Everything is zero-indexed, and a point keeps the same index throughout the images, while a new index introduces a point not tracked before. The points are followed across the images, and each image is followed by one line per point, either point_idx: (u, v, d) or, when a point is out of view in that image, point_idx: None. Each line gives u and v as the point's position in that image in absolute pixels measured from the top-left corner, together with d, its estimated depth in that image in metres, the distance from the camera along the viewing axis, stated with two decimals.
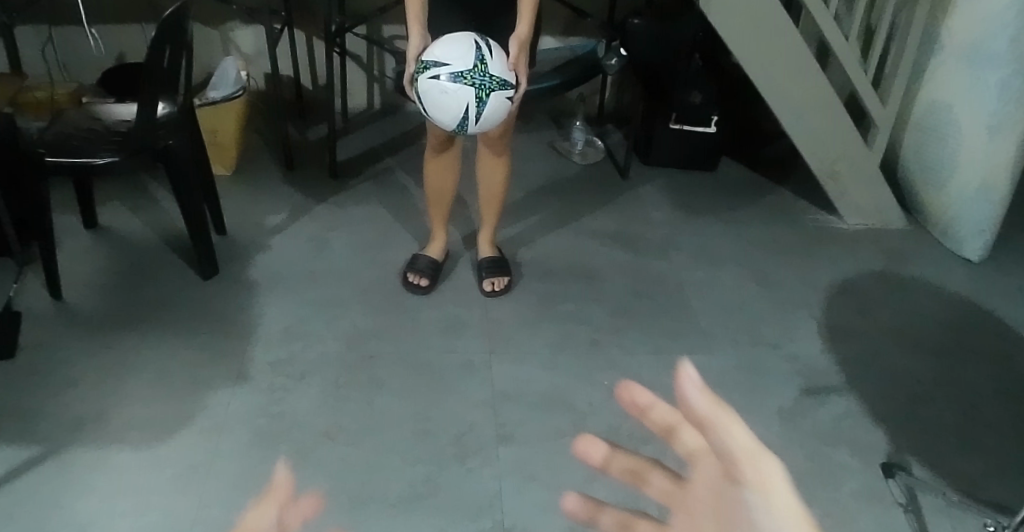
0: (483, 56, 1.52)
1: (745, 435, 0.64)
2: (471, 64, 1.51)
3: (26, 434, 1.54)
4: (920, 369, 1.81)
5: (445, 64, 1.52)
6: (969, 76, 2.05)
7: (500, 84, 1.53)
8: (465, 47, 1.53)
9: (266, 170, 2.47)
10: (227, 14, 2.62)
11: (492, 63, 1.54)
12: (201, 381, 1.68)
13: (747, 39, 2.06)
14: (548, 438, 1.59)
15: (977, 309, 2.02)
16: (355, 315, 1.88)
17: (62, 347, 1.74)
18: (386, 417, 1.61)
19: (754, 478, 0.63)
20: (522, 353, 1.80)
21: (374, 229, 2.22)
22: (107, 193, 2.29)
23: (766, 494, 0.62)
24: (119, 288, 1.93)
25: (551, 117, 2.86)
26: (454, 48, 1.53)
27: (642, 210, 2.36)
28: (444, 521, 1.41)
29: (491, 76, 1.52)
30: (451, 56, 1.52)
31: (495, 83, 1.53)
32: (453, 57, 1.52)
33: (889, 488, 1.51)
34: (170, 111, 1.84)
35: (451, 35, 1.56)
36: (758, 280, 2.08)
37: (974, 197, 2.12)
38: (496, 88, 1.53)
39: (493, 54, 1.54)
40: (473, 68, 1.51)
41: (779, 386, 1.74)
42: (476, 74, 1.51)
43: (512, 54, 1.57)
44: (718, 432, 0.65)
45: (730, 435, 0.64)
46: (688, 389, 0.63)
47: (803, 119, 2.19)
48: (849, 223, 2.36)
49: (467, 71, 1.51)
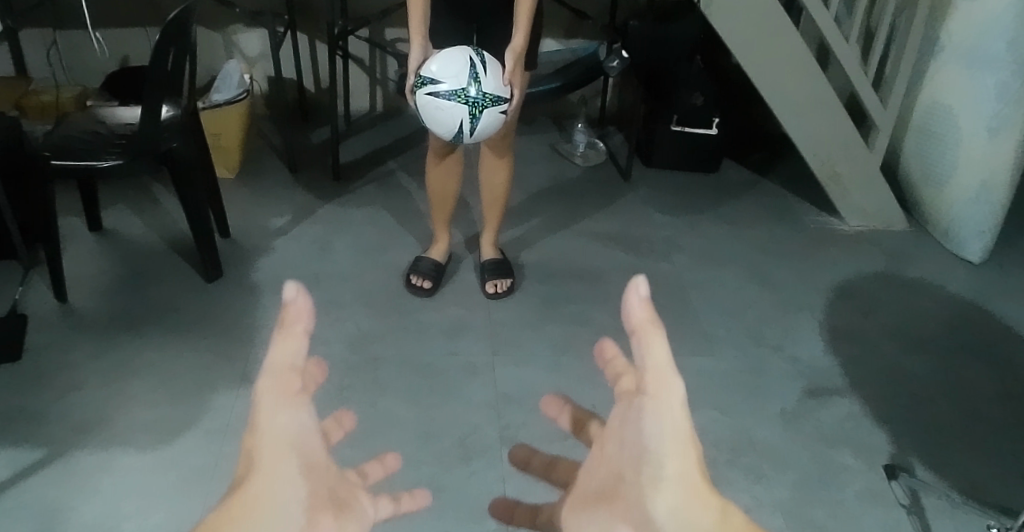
0: (477, 74, 1.54)
1: (660, 353, 0.63)
2: (465, 83, 1.54)
3: (32, 437, 1.55)
4: (922, 371, 1.82)
5: (441, 81, 1.55)
6: (969, 78, 2.06)
7: (494, 102, 1.57)
8: (461, 65, 1.55)
9: (270, 173, 2.48)
10: (231, 17, 2.63)
11: (487, 79, 1.56)
12: (206, 383, 1.69)
13: (749, 41, 2.07)
14: (552, 439, 1.59)
15: (979, 311, 2.03)
16: (359, 318, 1.89)
17: (68, 350, 1.75)
18: (390, 419, 1.62)
19: (655, 396, 0.63)
20: (526, 355, 1.80)
21: (377, 232, 2.22)
22: (112, 196, 2.29)
23: (659, 412, 0.63)
24: (124, 291, 1.94)
25: (553, 120, 2.87)
26: (449, 64, 1.56)
27: (644, 212, 2.36)
28: (448, 523, 1.42)
29: (485, 94, 1.56)
30: (447, 74, 1.55)
31: (488, 100, 1.56)
32: (448, 75, 1.55)
33: (893, 489, 1.52)
34: (174, 114, 1.85)
35: (448, 50, 1.57)
36: (761, 282, 2.09)
37: (974, 198, 2.13)
38: (490, 105, 1.57)
39: (487, 71, 1.56)
40: (468, 87, 1.54)
41: (781, 387, 1.75)
42: (470, 93, 1.54)
43: (507, 69, 1.59)
44: (638, 347, 0.63)
45: (644, 352, 0.63)
46: (629, 299, 0.62)
47: (805, 121, 2.20)
48: (850, 224, 2.36)
49: (461, 90, 1.55)
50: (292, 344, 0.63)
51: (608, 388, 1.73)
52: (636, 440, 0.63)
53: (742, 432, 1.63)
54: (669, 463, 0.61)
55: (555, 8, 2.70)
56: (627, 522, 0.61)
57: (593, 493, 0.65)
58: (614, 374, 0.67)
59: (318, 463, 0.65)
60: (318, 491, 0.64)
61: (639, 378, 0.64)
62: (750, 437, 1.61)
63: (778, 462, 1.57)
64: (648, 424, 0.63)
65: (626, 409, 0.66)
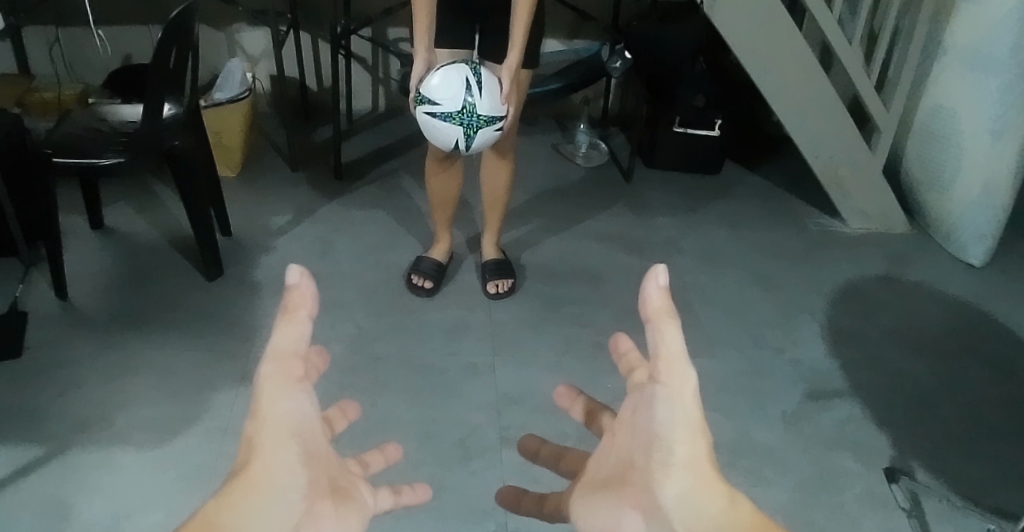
0: (470, 99, 1.55)
1: (674, 338, 0.65)
2: (459, 107, 1.56)
3: (31, 435, 1.55)
4: (924, 375, 1.81)
5: (437, 102, 1.58)
6: (971, 81, 2.06)
7: (488, 123, 1.59)
8: (457, 86, 1.56)
9: (272, 172, 2.48)
10: (234, 15, 2.63)
11: (482, 101, 1.57)
12: (206, 382, 1.68)
13: (752, 42, 2.07)
14: (552, 440, 1.59)
15: (980, 314, 2.02)
16: (359, 317, 1.88)
17: (67, 348, 1.75)
18: (390, 419, 1.61)
19: (668, 381, 0.66)
20: (527, 356, 1.80)
21: (378, 232, 2.22)
22: (113, 194, 2.29)
23: (671, 396, 0.65)
24: (125, 289, 1.94)
25: (555, 120, 2.87)
26: (445, 85, 1.57)
27: (646, 214, 2.36)
28: (447, 523, 1.42)
29: (478, 116, 1.57)
30: (444, 95, 1.57)
31: (482, 122, 1.59)
32: (444, 98, 1.57)
33: (893, 493, 1.51)
34: (176, 113, 1.82)
35: (445, 68, 1.58)
36: (763, 285, 2.08)
37: (975, 201, 2.13)
38: (483, 126, 1.59)
39: (482, 92, 1.57)
40: (461, 111, 1.57)
41: (783, 390, 1.74)
42: (463, 116, 1.57)
43: (506, 91, 1.60)
44: (652, 332, 0.66)
45: (658, 337, 0.66)
46: (649, 284, 0.65)
47: (808, 123, 2.19)
48: (852, 227, 2.36)
49: (456, 113, 1.57)
50: (296, 328, 0.66)
51: (609, 389, 1.72)
52: (647, 428, 0.65)
53: (743, 435, 1.62)
54: (679, 449, 0.63)
55: (557, 8, 2.69)
56: (637, 506, 0.61)
57: (602, 480, 0.67)
58: (628, 365, 0.70)
59: (317, 450, 0.67)
60: (318, 480, 0.65)
61: (653, 366, 0.67)
62: (750, 440, 1.61)
63: (778, 465, 1.56)
64: (661, 412, 0.65)
65: (639, 399, 0.68)
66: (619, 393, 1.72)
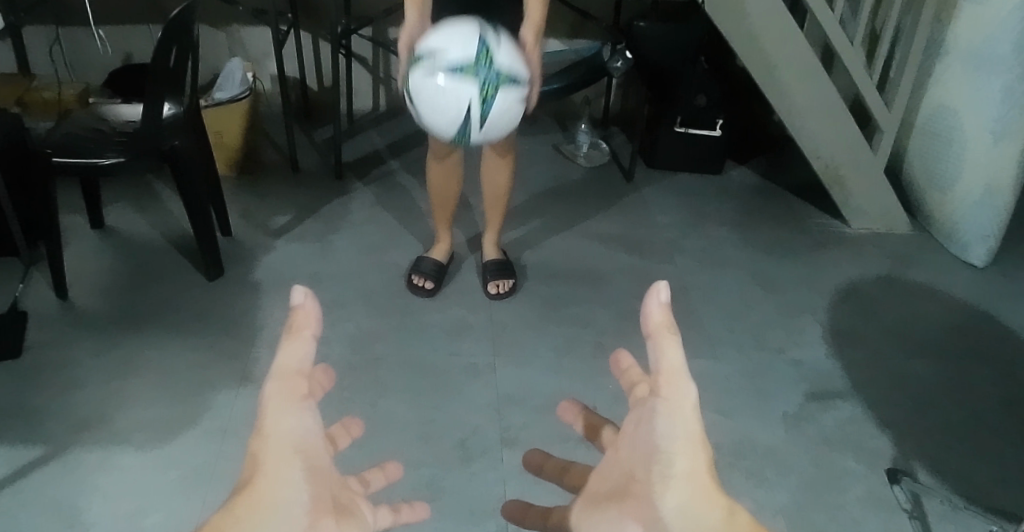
0: (487, 46, 1.38)
1: (674, 357, 0.77)
2: (474, 56, 1.38)
3: (31, 435, 1.55)
4: (925, 375, 1.81)
5: (445, 58, 1.39)
6: (973, 81, 2.05)
7: (508, 79, 1.41)
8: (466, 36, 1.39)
9: (272, 172, 2.47)
10: (234, 15, 2.63)
11: (499, 53, 1.40)
12: (206, 382, 1.68)
13: (753, 42, 2.06)
14: (552, 440, 1.59)
15: (982, 314, 2.02)
16: (360, 317, 1.88)
17: (67, 348, 1.75)
18: (391, 419, 1.61)
19: (669, 395, 0.77)
20: (527, 356, 1.80)
21: (379, 231, 2.22)
22: (114, 194, 2.29)
23: (671, 409, 0.77)
24: (125, 289, 1.93)
25: (556, 120, 2.87)
26: (454, 37, 1.40)
27: (647, 214, 2.36)
28: (447, 524, 1.41)
29: (496, 70, 1.39)
30: (453, 46, 1.38)
31: (500, 78, 1.40)
32: (454, 50, 1.39)
33: (895, 494, 1.51)
34: (176, 112, 1.83)
35: (452, 22, 1.42)
36: (764, 285, 2.08)
37: (978, 202, 2.12)
38: (502, 83, 1.40)
39: (499, 43, 1.40)
40: (477, 62, 1.38)
41: (784, 391, 1.74)
42: (480, 68, 1.38)
43: (525, 40, 1.57)
44: (654, 349, 0.78)
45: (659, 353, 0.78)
46: (651, 301, 0.78)
47: (809, 123, 2.19)
48: (854, 227, 2.35)
49: (469, 65, 1.38)
50: (301, 346, 0.77)
51: (610, 390, 1.72)
52: (649, 441, 0.76)
53: (744, 435, 1.62)
54: (679, 461, 0.74)
55: (558, 7, 2.69)
56: (638, 518, 0.71)
57: (604, 493, 0.76)
58: (630, 383, 0.82)
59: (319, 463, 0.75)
60: (319, 496, 0.72)
61: (653, 381, 0.78)
62: (751, 441, 1.61)
63: (780, 465, 1.56)
64: (661, 426, 0.76)
65: (641, 413, 0.79)
66: (620, 393, 1.71)
